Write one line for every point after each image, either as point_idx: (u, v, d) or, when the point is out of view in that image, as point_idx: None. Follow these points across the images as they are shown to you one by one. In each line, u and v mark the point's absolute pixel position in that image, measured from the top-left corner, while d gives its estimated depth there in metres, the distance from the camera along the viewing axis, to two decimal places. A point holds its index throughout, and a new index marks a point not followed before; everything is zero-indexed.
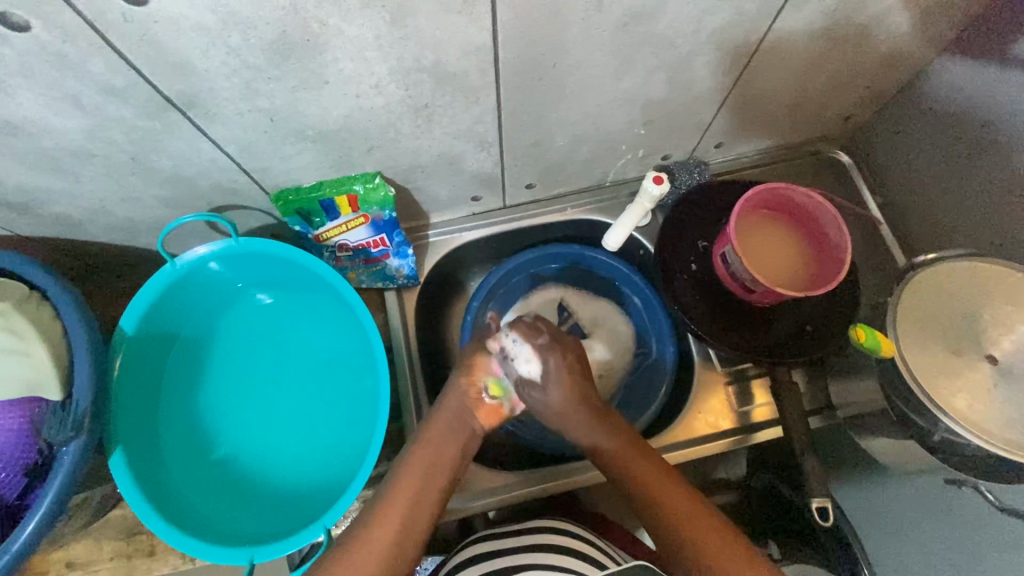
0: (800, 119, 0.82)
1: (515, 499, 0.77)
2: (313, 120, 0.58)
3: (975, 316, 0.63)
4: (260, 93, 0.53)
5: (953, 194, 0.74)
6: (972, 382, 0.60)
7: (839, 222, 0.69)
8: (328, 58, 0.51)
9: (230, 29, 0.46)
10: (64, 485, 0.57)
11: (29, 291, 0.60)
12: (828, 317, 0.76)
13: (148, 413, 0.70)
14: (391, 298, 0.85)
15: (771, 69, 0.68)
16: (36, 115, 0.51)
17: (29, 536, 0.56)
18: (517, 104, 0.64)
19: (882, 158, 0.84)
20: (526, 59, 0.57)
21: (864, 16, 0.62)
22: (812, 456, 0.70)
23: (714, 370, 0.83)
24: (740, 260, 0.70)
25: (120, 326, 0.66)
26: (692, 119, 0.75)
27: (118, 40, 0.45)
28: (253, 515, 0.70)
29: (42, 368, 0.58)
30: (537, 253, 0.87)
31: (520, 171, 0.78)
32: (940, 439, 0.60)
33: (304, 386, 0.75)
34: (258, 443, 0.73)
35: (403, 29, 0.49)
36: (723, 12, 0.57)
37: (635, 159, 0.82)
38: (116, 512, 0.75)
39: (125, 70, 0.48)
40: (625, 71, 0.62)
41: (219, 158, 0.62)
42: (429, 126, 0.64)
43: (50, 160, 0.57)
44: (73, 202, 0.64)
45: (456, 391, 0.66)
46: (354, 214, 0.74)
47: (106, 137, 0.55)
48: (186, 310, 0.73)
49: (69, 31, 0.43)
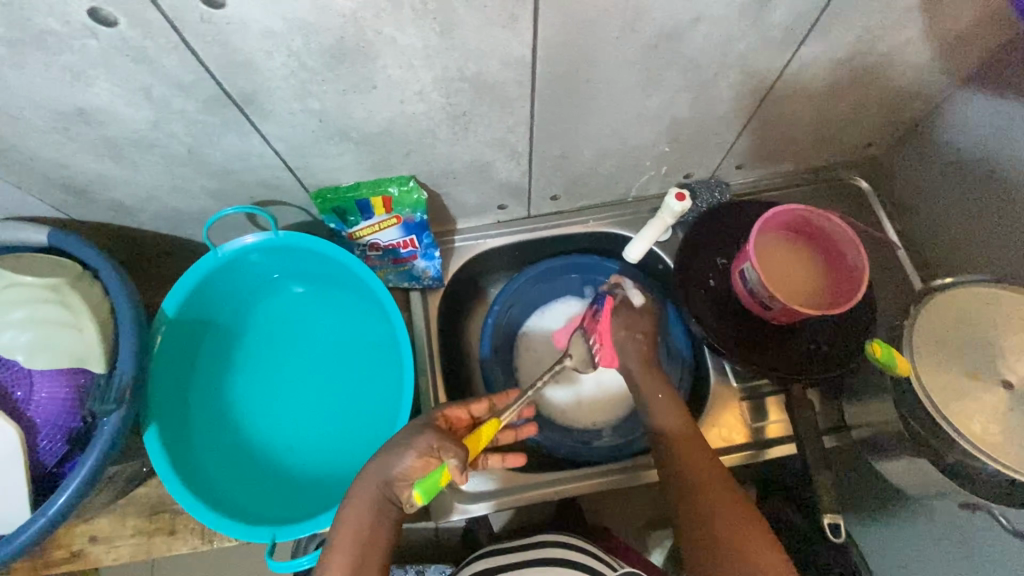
0: (819, 145, 0.84)
1: (527, 499, 0.78)
2: (358, 123, 0.62)
3: (990, 341, 0.64)
4: (313, 94, 0.57)
5: (970, 223, 0.76)
6: (987, 405, 0.61)
7: (857, 243, 0.71)
8: (378, 64, 0.55)
9: (294, 33, 0.50)
10: (102, 453, 0.59)
11: (81, 270, 0.64)
12: (844, 337, 0.77)
13: (181, 393, 0.73)
14: (415, 298, 0.88)
15: (795, 95, 0.71)
16: (108, 104, 0.55)
17: (66, 500, 0.58)
18: (548, 116, 0.67)
19: (903, 186, 0.86)
20: (560, 73, 0.60)
21: (885, 47, 0.64)
22: (825, 473, 0.70)
23: (728, 385, 0.84)
24: (758, 278, 0.72)
25: (163, 307, 0.70)
26: (715, 139, 0.78)
27: (193, 39, 0.49)
28: (273, 498, 0.72)
29: (91, 341, 0.62)
30: (556, 262, 0.90)
31: (547, 181, 0.81)
32: (954, 462, 0.60)
33: (329, 377, 0.78)
34: (284, 430, 0.75)
35: (451, 40, 0.53)
36: (749, 37, 0.60)
37: (658, 176, 0.85)
38: (141, 491, 0.77)
39: (195, 67, 0.52)
40: (654, 89, 0.66)
41: (267, 154, 0.66)
42: (464, 134, 0.68)
43: (114, 148, 0.61)
44: (128, 189, 0.68)
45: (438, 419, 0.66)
46: (387, 215, 0.77)
47: (168, 129, 0.59)
48: (223, 300, 0.77)
49: (151, 28, 0.47)
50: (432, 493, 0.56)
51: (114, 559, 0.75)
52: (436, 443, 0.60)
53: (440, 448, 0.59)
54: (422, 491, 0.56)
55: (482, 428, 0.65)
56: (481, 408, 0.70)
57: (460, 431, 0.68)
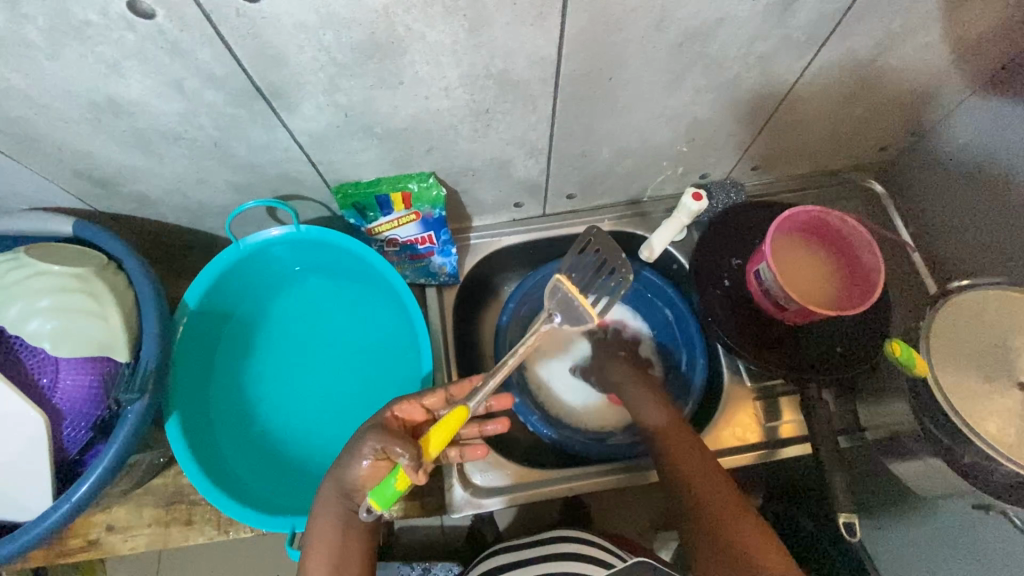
0: (835, 147, 0.84)
1: (540, 496, 0.78)
2: (382, 118, 0.63)
3: (1005, 344, 0.64)
4: (340, 89, 0.58)
5: (986, 227, 0.76)
6: (1004, 407, 0.61)
7: (873, 245, 0.71)
8: (407, 60, 0.55)
9: (326, 28, 0.50)
10: (126, 441, 0.60)
11: (105, 261, 0.65)
12: (859, 338, 0.77)
13: (199, 382, 0.74)
14: (431, 295, 0.89)
15: (813, 97, 0.72)
16: (140, 97, 0.56)
17: (90, 487, 0.59)
18: (571, 115, 0.68)
19: (918, 189, 0.86)
20: (584, 71, 0.61)
21: (906, 50, 0.65)
22: (840, 472, 0.71)
23: (742, 385, 0.84)
24: (775, 278, 0.72)
25: (185, 298, 0.71)
26: (733, 140, 0.79)
27: (227, 32, 0.50)
28: (290, 489, 0.72)
29: (114, 331, 0.63)
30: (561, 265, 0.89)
31: (564, 180, 0.82)
32: (971, 463, 0.61)
33: (345, 369, 0.79)
34: (300, 421, 0.76)
35: (479, 37, 0.54)
36: (772, 39, 0.61)
37: (674, 176, 0.86)
38: (158, 481, 0.77)
39: (227, 60, 0.53)
40: (675, 89, 0.66)
41: (291, 148, 0.66)
42: (486, 131, 0.68)
43: (142, 140, 0.62)
44: (153, 182, 0.69)
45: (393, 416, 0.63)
46: (406, 211, 0.78)
47: (197, 122, 0.60)
48: (242, 291, 0.78)
49: (188, 21, 0.48)
50: (390, 501, 0.55)
51: (131, 548, 0.75)
52: (381, 446, 0.58)
53: (384, 450, 0.57)
54: (379, 499, 0.55)
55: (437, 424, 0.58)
56: (436, 399, 0.65)
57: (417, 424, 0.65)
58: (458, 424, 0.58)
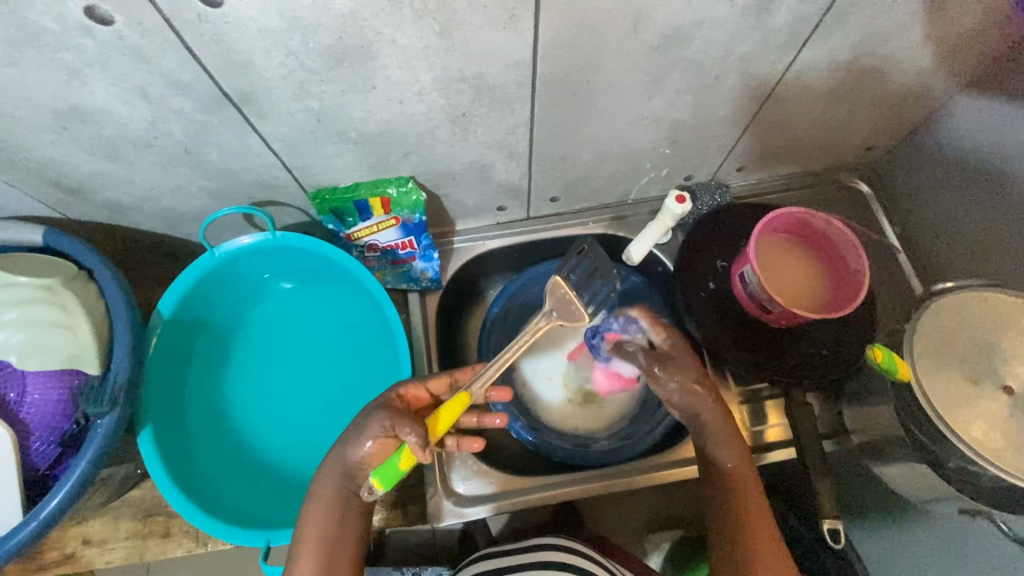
0: (821, 147, 0.83)
1: (524, 504, 0.77)
2: (356, 123, 0.62)
3: (991, 346, 0.63)
4: (311, 94, 0.57)
5: (972, 228, 0.75)
6: (990, 412, 0.60)
7: (857, 247, 0.70)
8: (378, 64, 0.54)
9: (293, 33, 0.49)
10: (94, 456, 0.59)
11: (76, 270, 0.64)
12: (844, 341, 0.77)
13: (174, 392, 0.74)
14: (414, 300, 0.87)
15: (796, 98, 0.71)
16: (104, 103, 0.54)
17: (58, 503, 0.58)
18: (550, 118, 0.67)
19: (905, 189, 0.85)
20: (561, 74, 0.60)
21: (889, 49, 0.64)
22: (826, 477, 0.70)
23: (727, 389, 0.83)
24: (758, 282, 0.71)
25: (158, 307, 0.71)
26: (716, 142, 0.78)
27: (190, 38, 0.48)
28: (266, 500, 0.72)
29: (84, 342, 0.62)
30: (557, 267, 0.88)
31: (547, 183, 0.81)
32: (956, 467, 0.59)
33: (323, 377, 0.78)
34: (276, 430, 0.75)
35: (451, 40, 0.53)
36: (751, 39, 0.59)
37: (658, 178, 0.85)
38: (135, 493, 0.76)
39: (192, 66, 0.51)
40: (655, 92, 0.65)
41: (265, 154, 0.65)
42: (465, 135, 0.67)
43: (110, 147, 0.60)
44: (125, 189, 0.68)
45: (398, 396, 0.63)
46: (385, 216, 0.76)
47: (165, 128, 0.59)
48: (219, 300, 0.78)
49: (148, 27, 0.47)
50: (393, 481, 0.56)
51: (108, 561, 0.74)
52: (390, 425, 0.57)
53: (394, 427, 0.57)
54: (383, 478, 0.56)
55: (444, 406, 0.60)
56: (440, 383, 0.66)
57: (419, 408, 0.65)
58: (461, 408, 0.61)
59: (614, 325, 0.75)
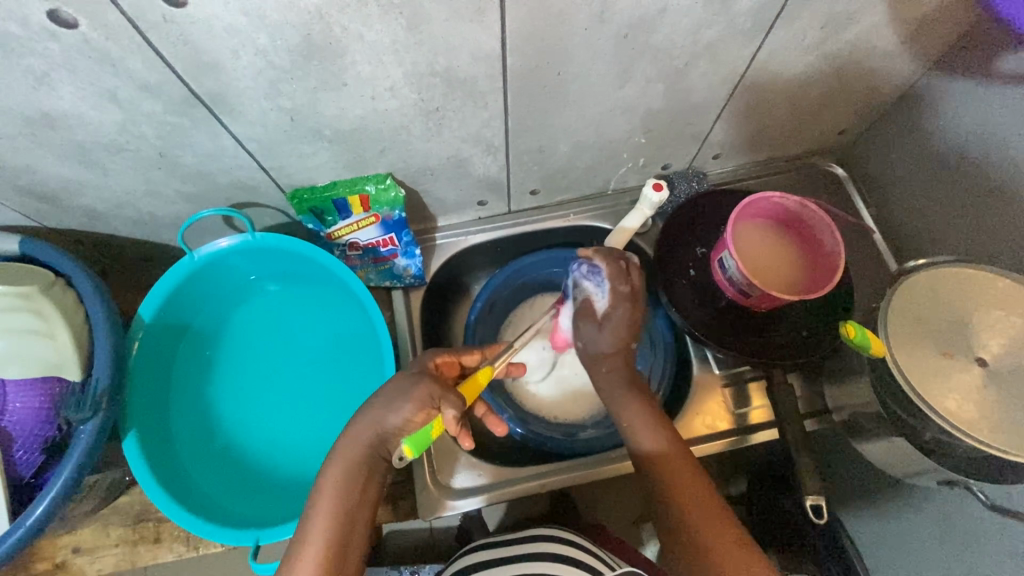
0: (794, 132, 0.84)
1: (514, 493, 0.77)
2: (330, 120, 0.62)
3: (964, 320, 0.64)
4: (283, 92, 0.57)
5: (942, 206, 0.77)
6: (963, 383, 0.60)
7: (833, 229, 0.71)
8: (347, 61, 0.54)
9: (260, 31, 0.49)
10: (79, 462, 0.59)
11: (53, 277, 0.64)
12: (822, 322, 0.78)
13: (159, 397, 0.75)
14: (397, 297, 0.88)
15: (766, 83, 0.72)
16: (73, 108, 0.54)
17: (44, 511, 0.58)
18: (523, 110, 0.67)
19: (877, 171, 0.87)
20: (531, 66, 0.60)
21: (853, 33, 0.65)
22: (808, 456, 0.70)
23: (711, 373, 0.85)
24: (737, 266, 0.72)
25: (139, 313, 0.71)
26: (691, 129, 0.79)
27: (156, 39, 0.48)
28: (255, 499, 0.73)
29: (66, 349, 0.63)
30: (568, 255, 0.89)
31: (525, 176, 0.81)
32: (932, 439, 0.60)
33: (308, 376, 0.80)
34: (263, 431, 0.77)
35: (419, 34, 0.53)
36: (717, 26, 0.60)
37: (635, 168, 0.85)
38: (124, 500, 0.76)
39: (160, 68, 0.51)
40: (626, 80, 0.66)
41: (239, 154, 0.65)
42: (439, 129, 0.67)
43: (83, 153, 0.60)
44: (100, 195, 0.68)
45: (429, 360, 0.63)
46: (365, 214, 0.77)
47: (137, 132, 0.59)
48: (201, 304, 0.78)
49: (112, 28, 0.47)
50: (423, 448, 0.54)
51: (99, 570, 0.74)
52: (436, 392, 0.56)
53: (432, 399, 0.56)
54: (413, 445, 0.53)
55: (477, 376, 0.62)
56: (474, 359, 0.67)
57: (449, 379, 0.64)
58: (484, 382, 0.63)
59: (581, 270, 0.68)
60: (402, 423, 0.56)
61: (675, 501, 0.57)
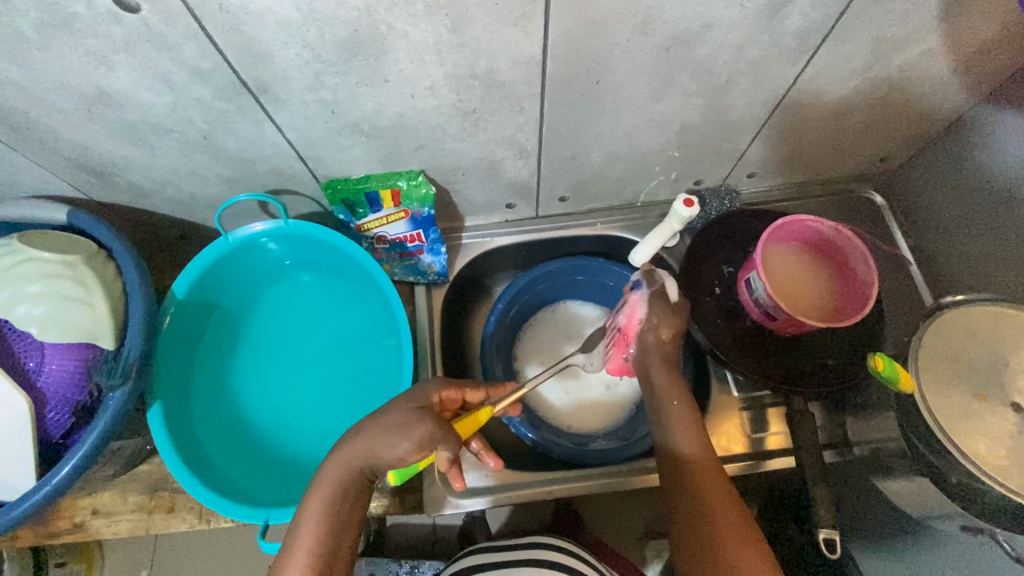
0: (834, 156, 0.83)
1: (521, 496, 0.77)
2: (369, 115, 0.63)
3: (999, 362, 0.61)
4: (326, 85, 0.58)
5: (984, 242, 0.74)
6: (994, 428, 0.58)
7: (867, 258, 0.70)
8: (390, 58, 0.56)
9: (309, 25, 0.51)
10: (104, 428, 0.61)
11: (97, 249, 0.68)
12: (848, 350, 0.76)
13: (184, 369, 0.77)
14: (420, 292, 0.89)
15: (808, 104, 0.70)
16: (128, 88, 0.57)
17: (68, 472, 0.60)
18: (559, 117, 0.67)
19: (917, 202, 0.84)
20: (571, 73, 0.60)
21: (904, 58, 0.64)
22: (824, 488, 0.67)
23: (729, 394, 0.83)
24: (765, 288, 0.70)
25: (173, 289, 0.74)
26: (727, 146, 0.78)
27: (211, 26, 0.50)
28: (265, 478, 0.75)
29: (100, 318, 0.66)
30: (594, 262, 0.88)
31: (555, 182, 0.81)
32: (959, 483, 0.57)
33: (327, 362, 0.81)
34: (280, 412, 0.79)
35: (462, 37, 0.54)
36: (762, 43, 0.59)
37: (667, 181, 0.85)
38: (143, 468, 0.79)
39: (212, 55, 0.53)
40: (663, 94, 0.66)
41: (279, 143, 0.67)
42: (474, 130, 0.68)
43: (134, 132, 0.63)
44: (145, 172, 0.70)
45: (432, 387, 0.62)
46: (395, 209, 0.78)
47: (186, 115, 0.61)
48: (232, 282, 0.81)
49: (171, 15, 0.49)
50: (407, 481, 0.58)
51: (114, 533, 0.77)
52: None
53: None
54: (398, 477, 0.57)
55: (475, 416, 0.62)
56: (477, 396, 0.65)
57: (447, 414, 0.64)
58: (482, 421, 0.63)
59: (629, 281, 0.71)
60: (397, 459, 0.55)
61: (695, 525, 0.56)
